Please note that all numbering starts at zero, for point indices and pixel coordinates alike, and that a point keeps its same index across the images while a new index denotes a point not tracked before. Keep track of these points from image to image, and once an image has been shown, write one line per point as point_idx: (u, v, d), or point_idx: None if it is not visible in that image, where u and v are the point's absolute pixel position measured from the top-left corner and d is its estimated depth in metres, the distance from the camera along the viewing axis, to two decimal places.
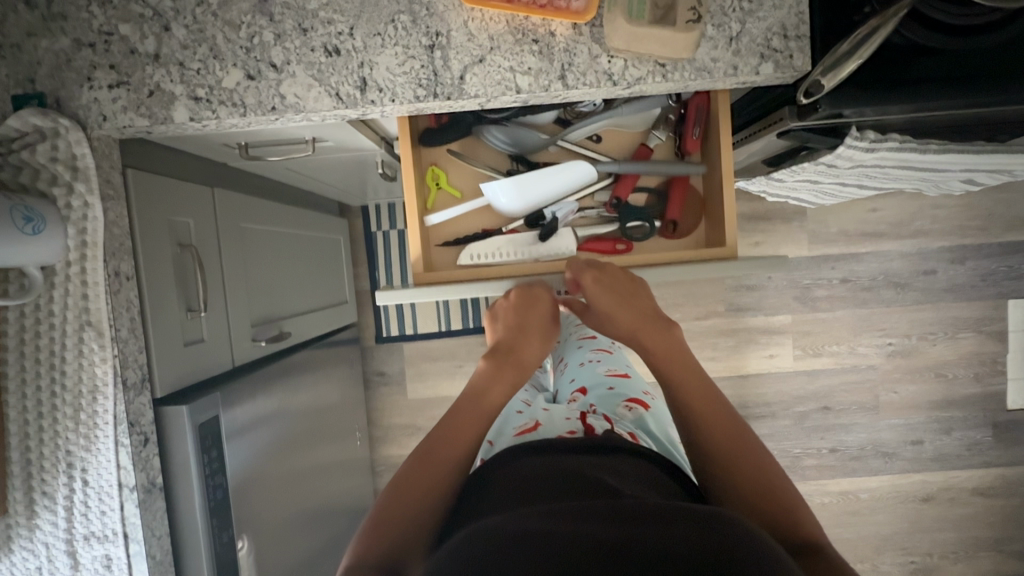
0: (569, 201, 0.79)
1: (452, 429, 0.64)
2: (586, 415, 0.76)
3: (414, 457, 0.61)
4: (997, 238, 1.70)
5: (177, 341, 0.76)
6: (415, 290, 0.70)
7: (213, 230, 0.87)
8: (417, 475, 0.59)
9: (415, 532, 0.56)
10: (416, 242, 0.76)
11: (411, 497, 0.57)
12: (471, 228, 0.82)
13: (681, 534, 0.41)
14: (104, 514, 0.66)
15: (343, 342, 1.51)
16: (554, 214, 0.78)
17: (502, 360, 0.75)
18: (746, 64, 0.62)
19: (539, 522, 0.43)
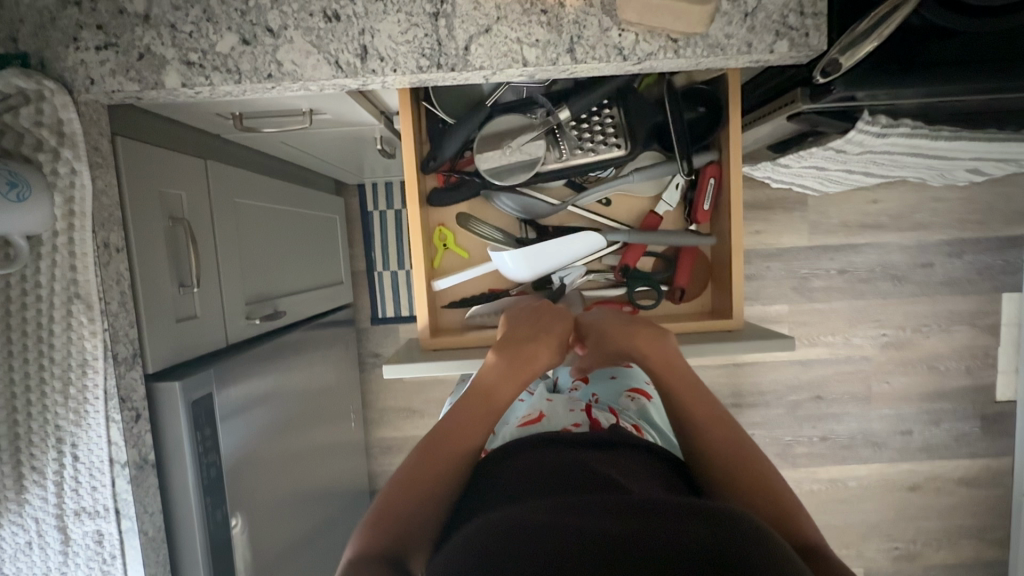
0: (577, 266, 0.80)
1: (459, 424, 0.62)
2: (591, 407, 0.75)
3: (418, 450, 0.60)
4: (995, 232, 1.70)
5: (168, 316, 0.74)
6: (425, 367, 0.72)
7: (206, 204, 0.84)
8: (421, 469, 0.58)
9: (416, 528, 0.54)
10: (424, 311, 0.77)
11: (417, 489, 0.56)
12: (477, 289, 0.84)
13: (692, 531, 0.41)
14: (95, 489, 0.65)
15: (338, 323, 1.50)
16: (561, 279, 0.80)
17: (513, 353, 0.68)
18: (761, 41, 0.60)
19: (546, 514, 0.42)
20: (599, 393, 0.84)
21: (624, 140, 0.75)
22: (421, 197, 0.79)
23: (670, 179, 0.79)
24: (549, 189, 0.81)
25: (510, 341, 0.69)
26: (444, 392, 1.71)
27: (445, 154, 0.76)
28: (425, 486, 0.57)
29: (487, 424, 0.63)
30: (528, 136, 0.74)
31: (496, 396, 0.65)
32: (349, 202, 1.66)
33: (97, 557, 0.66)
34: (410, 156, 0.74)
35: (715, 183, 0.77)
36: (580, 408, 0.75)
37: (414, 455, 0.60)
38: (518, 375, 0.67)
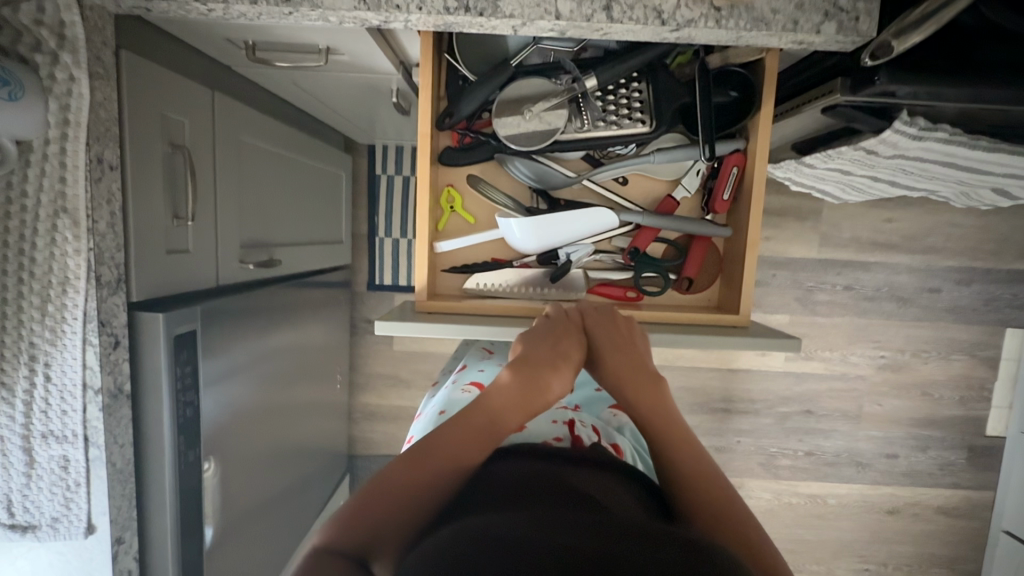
0: (585, 243, 0.77)
1: (458, 435, 0.58)
2: (575, 423, 0.72)
3: (412, 452, 0.56)
4: (1007, 265, 1.67)
5: (159, 247, 0.71)
6: (415, 326, 0.69)
7: (209, 137, 0.81)
8: (409, 471, 0.54)
9: (391, 532, 0.50)
10: (423, 270, 0.75)
11: (401, 494, 0.52)
12: (480, 256, 0.80)
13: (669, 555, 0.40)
14: (65, 414, 0.62)
15: (334, 283, 1.47)
16: (569, 256, 0.77)
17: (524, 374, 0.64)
18: (808, 20, 0.56)
19: (521, 529, 0.41)
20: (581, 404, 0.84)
21: (648, 117, 0.71)
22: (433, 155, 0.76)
23: (691, 163, 0.76)
24: (567, 159, 0.78)
25: (524, 361, 0.66)
26: (434, 364, 1.69)
27: (462, 112, 0.72)
28: (409, 491, 0.53)
29: (489, 446, 0.58)
30: (550, 101, 0.70)
31: (502, 421, 0.61)
32: (358, 162, 1.62)
33: (61, 483, 0.64)
34: (425, 107, 0.71)
35: (737, 173, 0.73)
36: (561, 421, 0.72)
37: (406, 457, 0.56)
38: (527, 403, 0.63)
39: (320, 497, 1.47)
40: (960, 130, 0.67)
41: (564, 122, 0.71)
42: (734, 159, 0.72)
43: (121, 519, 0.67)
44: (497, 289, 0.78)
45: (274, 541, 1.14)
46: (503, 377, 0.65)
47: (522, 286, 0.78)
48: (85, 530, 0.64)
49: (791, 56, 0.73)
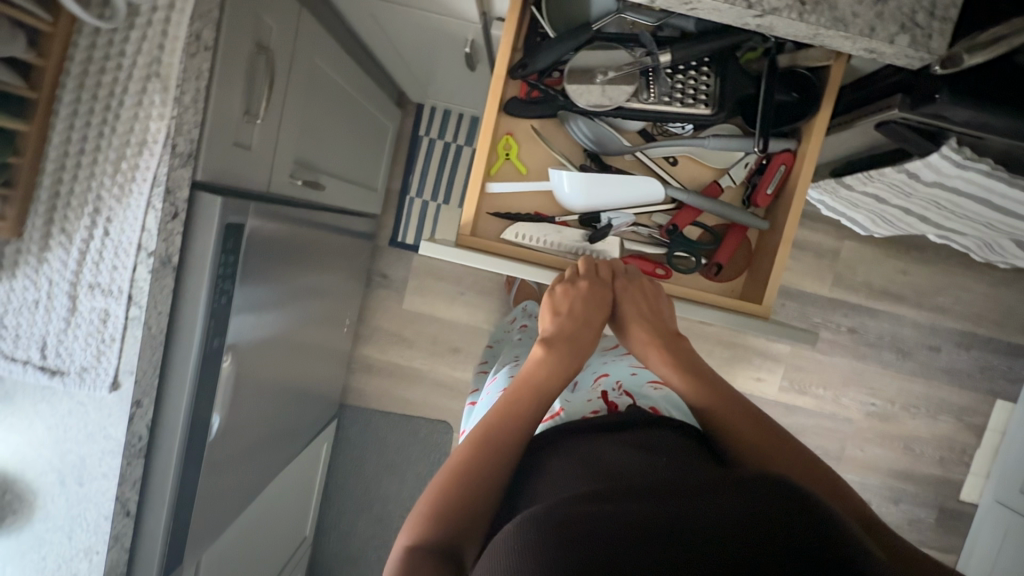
0: (627, 213, 0.80)
1: (505, 417, 0.66)
2: (607, 393, 0.77)
3: (472, 440, 0.64)
4: (1009, 337, 1.71)
5: (229, 138, 0.73)
6: (453, 251, 0.74)
7: (289, 49, 0.83)
8: (472, 461, 0.62)
9: (470, 520, 0.58)
10: (471, 205, 0.79)
11: (468, 482, 0.60)
12: (526, 207, 0.83)
13: (729, 506, 0.45)
14: (115, 269, 0.65)
15: (361, 229, 1.50)
16: (610, 221, 0.80)
17: (558, 349, 0.74)
18: (884, 29, 0.60)
19: (599, 503, 0.46)
20: (622, 379, 0.80)
21: (712, 102, 0.74)
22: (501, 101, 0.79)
23: (742, 156, 0.80)
24: (624, 130, 0.82)
25: (555, 336, 0.75)
26: (440, 329, 1.72)
27: (536, 66, 0.75)
28: (474, 477, 0.61)
29: (535, 420, 0.67)
30: (622, 71, 0.74)
31: (543, 389, 0.69)
32: (403, 120, 1.66)
33: (97, 335, 0.67)
34: (504, 54, 0.74)
35: (785, 171, 0.77)
36: (595, 397, 0.76)
37: (466, 448, 0.64)
38: (562, 371, 0.72)
39: (307, 435, 1.48)
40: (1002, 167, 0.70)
41: (636, 92, 0.74)
42: (783, 156, 0.76)
43: (144, 381, 0.70)
44: (536, 241, 0.80)
45: (265, 461, 1.16)
46: (535, 355, 0.73)
47: (560, 241, 0.81)
48: (110, 385, 0.67)
49: (854, 72, 0.77)
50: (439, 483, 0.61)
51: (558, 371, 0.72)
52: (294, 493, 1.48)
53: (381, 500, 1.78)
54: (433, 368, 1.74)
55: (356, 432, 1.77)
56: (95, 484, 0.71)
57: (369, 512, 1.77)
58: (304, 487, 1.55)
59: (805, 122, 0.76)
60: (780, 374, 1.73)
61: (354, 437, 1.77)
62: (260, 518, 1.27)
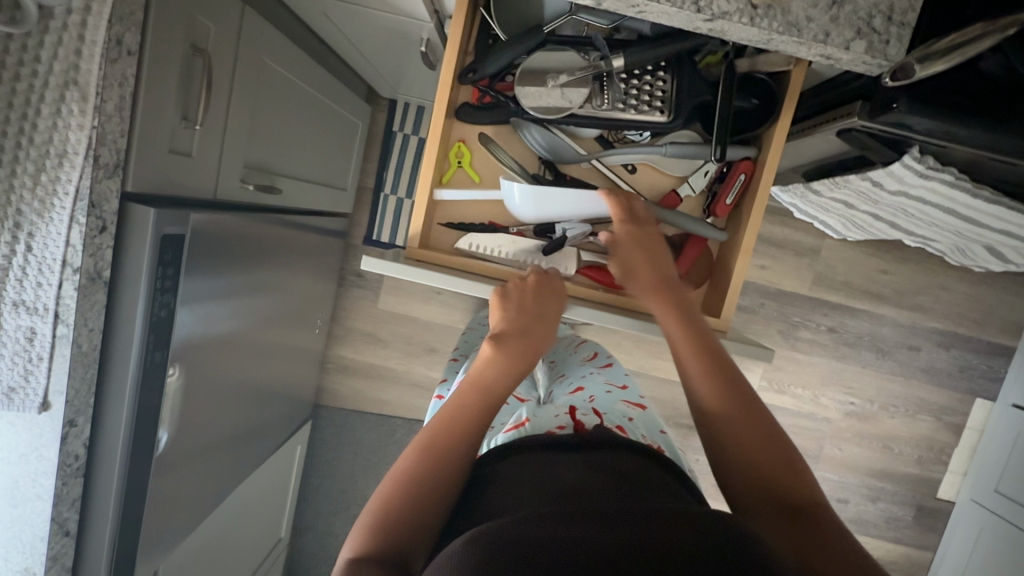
0: (581, 224, 0.80)
1: (454, 418, 0.61)
2: (575, 410, 0.78)
3: (419, 445, 0.59)
4: (989, 336, 1.70)
5: (162, 145, 0.71)
6: (397, 266, 0.73)
7: (231, 49, 0.80)
8: (421, 469, 0.57)
9: (418, 528, 0.54)
10: (418, 217, 0.76)
11: (416, 490, 0.55)
12: (478, 216, 0.82)
13: (684, 538, 0.41)
14: (39, 287, 0.63)
15: (331, 228, 1.46)
16: (565, 232, 0.79)
17: (510, 345, 0.67)
18: (839, 35, 0.57)
19: (551, 523, 0.42)
20: (596, 396, 0.87)
21: (668, 108, 0.72)
22: (449, 107, 0.76)
23: (701, 164, 0.77)
24: (580, 138, 0.80)
25: (508, 331, 0.69)
26: (415, 330, 1.70)
27: (486, 70, 0.73)
28: (421, 485, 0.56)
29: (488, 419, 0.62)
30: (575, 75, 0.70)
31: (494, 387, 0.64)
32: (375, 116, 1.61)
33: (23, 354, 0.64)
34: (451, 57, 0.71)
35: (744, 179, 0.75)
36: (563, 411, 0.78)
37: (412, 455, 0.58)
38: (518, 366, 0.66)
39: (278, 439, 1.46)
40: (965, 176, 0.68)
41: (588, 99, 0.72)
42: (742, 165, 0.74)
43: (77, 402, 0.69)
44: (488, 251, 0.79)
45: (229, 470, 1.14)
46: (484, 350, 0.67)
47: (515, 251, 0.79)
48: (40, 405, 0.65)
49: (816, 76, 0.74)
50: (384, 492, 0.56)
51: (512, 367, 0.66)
52: (265, 498, 1.46)
53: (358, 501, 1.77)
54: (409, 368, 1.72)
55: (332, 433, 1.76)
56: (30, 505, 0.70)
57: (346, 513, 1.76)
58: (277, 491, 1.53)
59: (763, 129, 0.74)
60: (760, 374, 1.71)
61: (330, 438, 1.76)
62: (227, 526, 1.25)
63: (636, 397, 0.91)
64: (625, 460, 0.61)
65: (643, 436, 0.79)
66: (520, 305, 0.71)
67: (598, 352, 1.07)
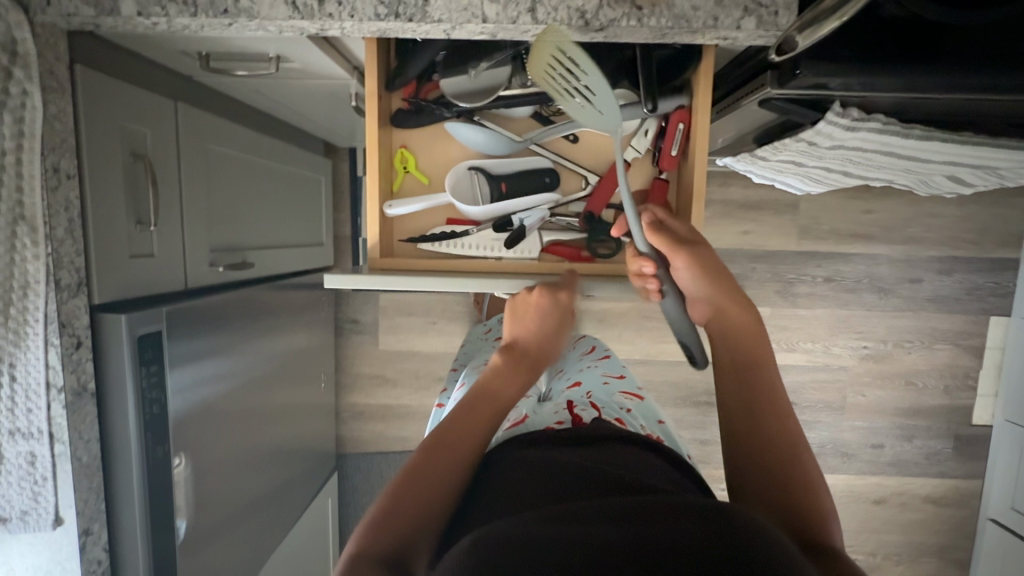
0: (537, 208, 0.82)
1: (466, 418, 0.63)
2: (574, 405, 0.78)
3: (429, 440, 0.61)
4: (989, 254, 1.67)
5: (122, 250, 0.74)
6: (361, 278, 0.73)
7: (173, 146, 0.84)
8: (431, 459, 0.58)
9: (423, 523, 0.54)
10: (375, 229, 0.79)
11: (427, 478, 0.57)
12: (435, 219, 0.85)
13: (697, 528, 0.39)
14: (30, 412, 0.64)
15: (316, 285, 1.49)
16: (522, 221, 0.81)
17: (517, 359, 0.72)
18: (728, 16, 0.58)
19: (544, 524, 0.40)
20: (594, 389, 0.86)
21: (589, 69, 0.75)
22: (383, 116, 0.78)
23: (639, 124, 0.80)
24: (515, 119, 0.83)
25: (511, 349, 0.74)
26: (419, 362, 1.72)
27: (411, 72, 0.76)
28: (429, 478, 0.57)
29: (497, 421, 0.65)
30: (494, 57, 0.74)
31: (501, 391, 0.67)
32: (339, 167, 1.65)
33: (29, 478, 0.66)
34: (372, 66, 0.72)
35: (684, 128, 0.76)
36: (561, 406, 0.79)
37: (423, 450, 0.60)
38: (521, 377, 0.70)
39: (307, 496, 1.49)
40: (894, 120, 0.69)
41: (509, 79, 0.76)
42: (677, 115, 0.75)
43: (88, 511, 0.72)
44: (453, 248, 0.82)
45: (261, 537, 1.17)
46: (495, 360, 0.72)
47: (476, 244, 0.82)
48: (54, 522, 0.68)
49: (728, 52, 0.76)
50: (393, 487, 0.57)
51: (518, 379, 0.70)
52: (307, 554, 1.49)
53: None
54: (421, 402, 1.74)
55: (360, 478, 1.78)
56: None
57: None
58: (317, 546, 1.56)
59: (691, 74, 0.75)
60: (767, 338, 1.70)
61: (359, 484, 1.78)
62: None
63: (633, 387, 0.92)
64: (633, 462, 0.59)
65: (641, 426, 0.80)
66: (529, 324, 0.76)
67: (596, 346, 1.09)
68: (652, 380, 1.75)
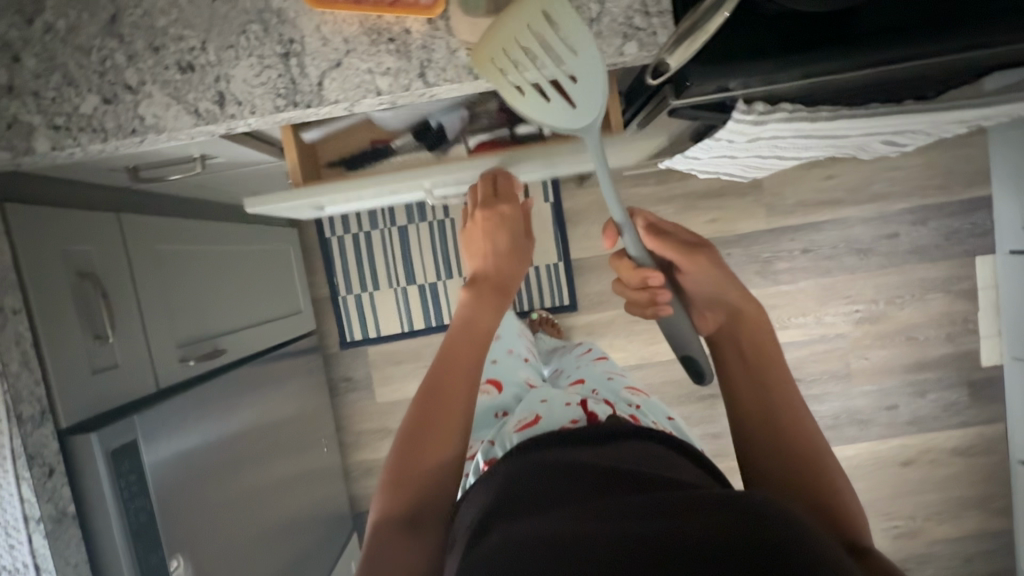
0: (455, 109, 0.80)
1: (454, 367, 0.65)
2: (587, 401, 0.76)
3: (421, 394, 0.64)
4: (960, 196, 1.67)
5: (83, 369, 0.76)
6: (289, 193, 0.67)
7: (120, 257, 0.86)
8: (429, 414, 0.62)
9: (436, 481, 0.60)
10: (294, 150, 0.73)
11: (430, 433, 0.61)
12: (357, 144, 0.81)
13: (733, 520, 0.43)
14: (13, 547, 0.67)
15: (301, 352, 1.51)
16: (441, 123, 0.79)
17: (484, 287, 0.72)
18: (609, 45, 0.60)
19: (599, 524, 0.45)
20: (600, 386, 0.88)
21: None
22: None
23: None
24: None
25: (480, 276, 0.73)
26: None
27: None
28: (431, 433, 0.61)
29: (474, 375, 0.65)
30: None
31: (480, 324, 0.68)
32: (306, 232, 1.67)
33: None
34: None
35: None
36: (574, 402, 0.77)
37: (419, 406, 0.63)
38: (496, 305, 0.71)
39: (327, 564, 1.48)
40: (800, 106, 0.69)
41: None
42: None
43: None
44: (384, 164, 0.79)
45: None
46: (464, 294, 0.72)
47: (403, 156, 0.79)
48: None
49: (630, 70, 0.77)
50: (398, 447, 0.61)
51: (491, 305, 0.70)
52: None
53: None
54: None
55: None
56: None
57: None
58: None
59: None
60: None
61: None
62: None
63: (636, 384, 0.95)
64: (649, 453, 0.61)
65: (654, 420, 0.81)
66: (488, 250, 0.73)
67: (592, 349, 1.13)
68: (652, 383, 1.74)
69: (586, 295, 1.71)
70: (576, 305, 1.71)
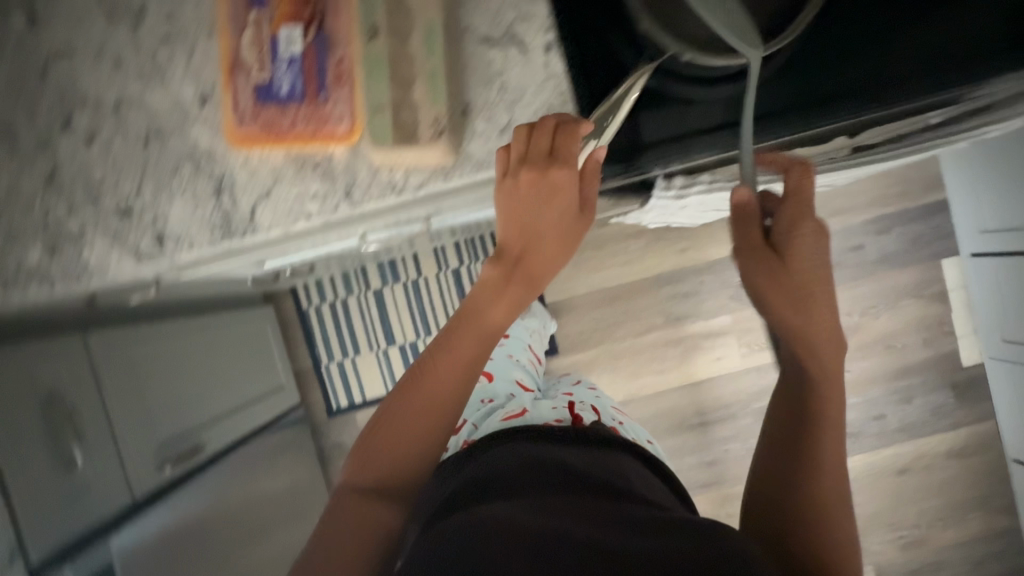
0: None
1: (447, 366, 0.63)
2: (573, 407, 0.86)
3: (411, 378, 0.64)
4: (918, 202, 1.70)
5: (54, 499, 0.77)
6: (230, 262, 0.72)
7: (88, 380, 0.88)
8: (416, 401, 0.63)
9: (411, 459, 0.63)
10: None
11: (414, 419, 0.62)
12: None
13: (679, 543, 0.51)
14: None
15: (287, 428, 1.52)
16: None
17: (510, 269, 0.63)
18: None
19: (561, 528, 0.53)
20: (583, 396, 0.97)
21: None
22: None
23: None
24: None
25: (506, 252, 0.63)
26: None
27: None
28: (414, 423, 0.63)
29: (471, 377, 0.63)
30: None
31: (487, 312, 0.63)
32: (285, 305, 1.70)
33: None
34: None
35: None
36: (562, 406, 0.91)
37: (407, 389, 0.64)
38: (511, 300, 0.63)
39: None
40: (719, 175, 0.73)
41: None
42: None
43: None
44: None
45: None
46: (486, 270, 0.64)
47: None
48: None
49: None
50: (379, 418, 0.64)
51: (506, 298, 0.63)
52: None
53: None
54: None
55: None
56: None
57: None
58: None
59: None
60: (735, 345, 1.71)
61: None
62: None
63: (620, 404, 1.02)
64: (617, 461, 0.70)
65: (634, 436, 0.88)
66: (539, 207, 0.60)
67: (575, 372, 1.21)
68: (641, 417, 1.75)
69: (565, 336, 1.73)
70: (557, 348, 1.73)
